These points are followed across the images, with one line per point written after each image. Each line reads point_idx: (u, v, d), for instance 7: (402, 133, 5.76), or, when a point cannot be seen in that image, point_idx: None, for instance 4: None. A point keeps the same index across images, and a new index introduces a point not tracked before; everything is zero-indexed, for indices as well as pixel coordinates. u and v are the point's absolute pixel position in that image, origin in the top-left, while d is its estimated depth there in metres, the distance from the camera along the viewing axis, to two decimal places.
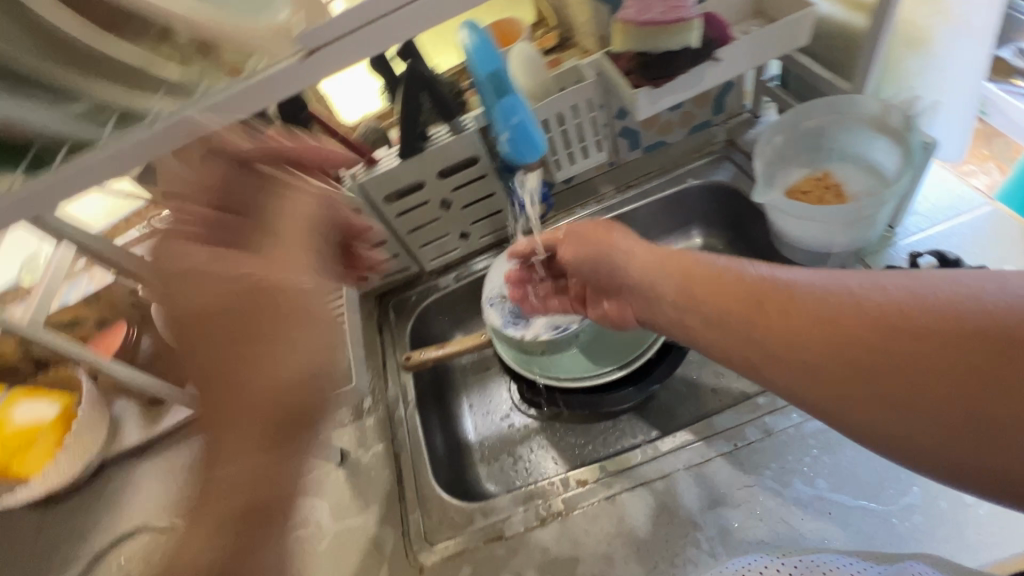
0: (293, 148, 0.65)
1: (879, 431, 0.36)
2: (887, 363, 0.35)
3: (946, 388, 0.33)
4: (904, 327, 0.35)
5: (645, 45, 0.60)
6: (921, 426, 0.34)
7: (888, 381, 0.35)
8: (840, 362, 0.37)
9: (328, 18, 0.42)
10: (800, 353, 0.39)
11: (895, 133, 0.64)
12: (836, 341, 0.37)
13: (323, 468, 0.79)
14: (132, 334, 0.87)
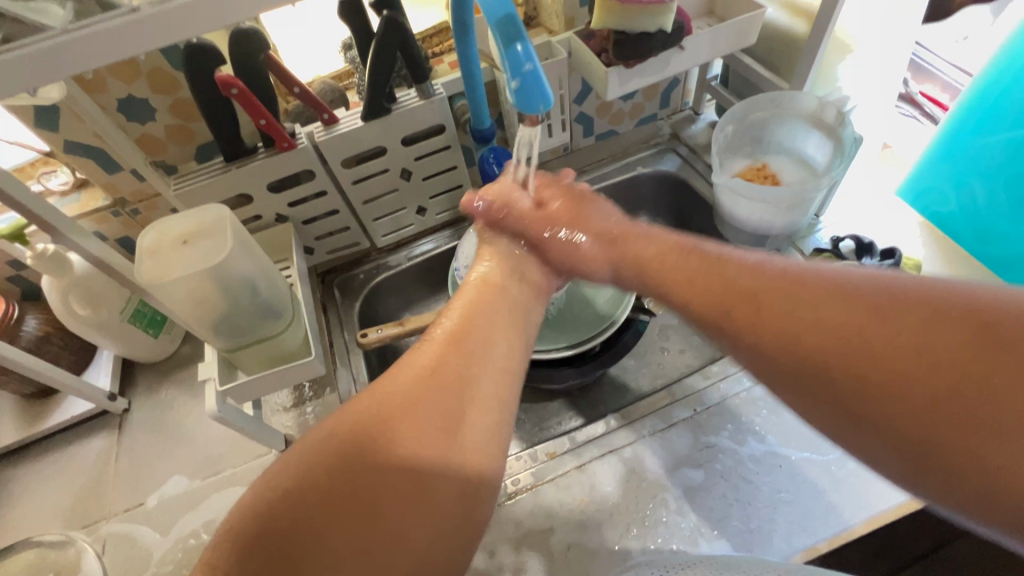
0: (247, 93, 0.58)
1: (860, 425, 0.35)
2: (867, 346, 0.35)
3: (923, 388, 0.32)
4: (908, 340, 0.34)
5: (623, 23, 0.63)
6: (889, 416, 0.33)
7: (884, 368, 0.34)
8: (809, 342, 0.37)
9: None
10: (789, 339, 0.38)
11: (829, 129, 0.72)
12: (822, 335, 0.36)
13: (261, 457, 0.70)
14: (13, 311, 0.72)
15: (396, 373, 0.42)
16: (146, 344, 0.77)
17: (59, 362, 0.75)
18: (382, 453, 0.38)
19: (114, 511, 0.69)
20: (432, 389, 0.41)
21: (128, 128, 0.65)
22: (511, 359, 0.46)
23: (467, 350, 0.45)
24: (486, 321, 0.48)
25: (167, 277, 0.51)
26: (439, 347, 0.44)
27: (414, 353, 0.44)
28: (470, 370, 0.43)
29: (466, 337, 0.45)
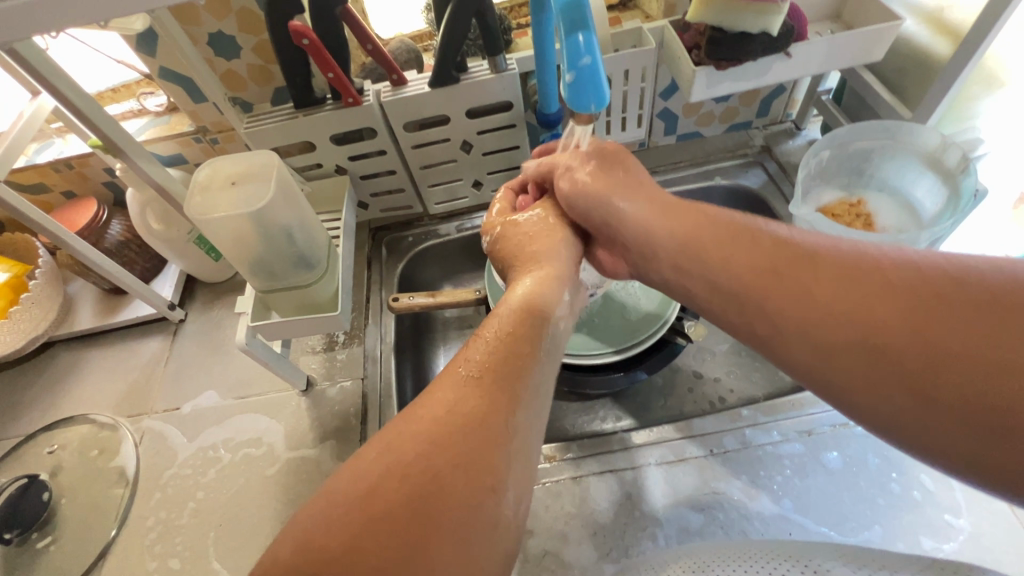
0: (318, 45, 0.58)
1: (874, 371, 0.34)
2: (894, 286, 0.35)
3: (934, 325, 0.33)
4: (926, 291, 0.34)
5: (721, 20, 0.56)
6: (908, 357, 0.33)
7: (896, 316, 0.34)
8: (852, 320, 0.36)
9: None
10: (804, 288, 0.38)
11: (947, 173, 0.62)
12: (846, 285, 0.37)
13: (284, 392, 0.75)
14: (102, 214, 0.80)
15: (414, 427, 0.34)
16: (207, 265, 0.84)
17: (133, 266, 0.83)
18: (400, 529, 0.30)
19: (155, 409, 0.76)
20: (461, 450, 0.33)
21: (215, 61, 0.68)
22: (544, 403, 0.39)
23: (494, 390, 0.37)
24: (524, 360, 0.39)
25: (210, 213, 0.54)
26: (461, 386, 0.37)
27: (428, 397, 0.37)
28: (496, 422, 0.35)
29: (499, 375, 0.37)
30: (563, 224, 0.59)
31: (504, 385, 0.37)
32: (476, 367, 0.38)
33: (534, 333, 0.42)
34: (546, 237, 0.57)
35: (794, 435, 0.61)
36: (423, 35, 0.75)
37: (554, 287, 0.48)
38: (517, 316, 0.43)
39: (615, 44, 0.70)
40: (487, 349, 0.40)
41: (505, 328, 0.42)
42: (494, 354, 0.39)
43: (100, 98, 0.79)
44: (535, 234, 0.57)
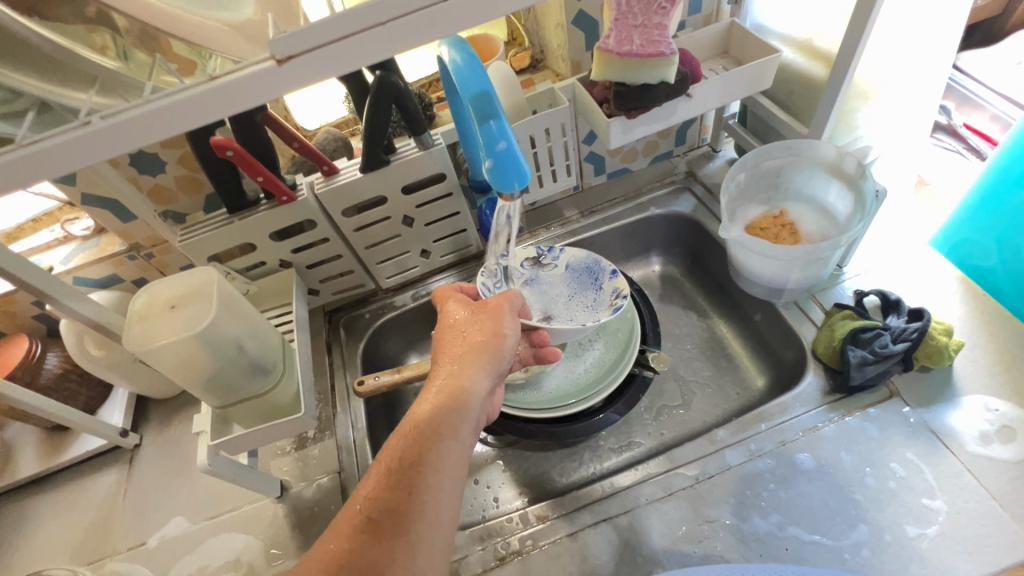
0: (243, 154, 0.59)
1: None
2: None
3: None
4: None
5: (623, 75, 0.60)
6: None
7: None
8: None
9: (290, 22, 0.37)
10: None
11: (849, 178, 0.67)
12: None
13: (258, 503, 0.71)
14: (35, 349, 0.76)
15: (310, 566, 0.39)
16: (158, 381, 0.80)
17: (77, 398, 0.78)
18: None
19: (118, 549, 0.71)
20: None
21: (139, 179, 0.68)
22: (442, 536, 0.41)
23: (388, 537, 0.39)
24: (414, 495, 0.42)
25: (154, 343, 0.52)
26: (349, 540, 0.39)
27: (325, 545, 0.40)
28: (385, 566, 0.38)
29: (387, 524, 0.40)
30: (472, 327, 0.57)
31: (395, 530, 0.40)
32: (367, 515, 0.41)
33: (432, 458, 0.44)
34: (456, 343, 0.55)
35: (770, 447, 0.62)
36: (349, 120, 0.77)
37: (454, 400, 0.48)
38: (414, 434, 0.45)
39: (531, 105, 0.74)
40: (379, 492, 0.42)
41: (399, 456, 0.44)
42: (385, 495, 0.41)
43: (21, 231, 0.77)
44: (465, 336, 0.56)
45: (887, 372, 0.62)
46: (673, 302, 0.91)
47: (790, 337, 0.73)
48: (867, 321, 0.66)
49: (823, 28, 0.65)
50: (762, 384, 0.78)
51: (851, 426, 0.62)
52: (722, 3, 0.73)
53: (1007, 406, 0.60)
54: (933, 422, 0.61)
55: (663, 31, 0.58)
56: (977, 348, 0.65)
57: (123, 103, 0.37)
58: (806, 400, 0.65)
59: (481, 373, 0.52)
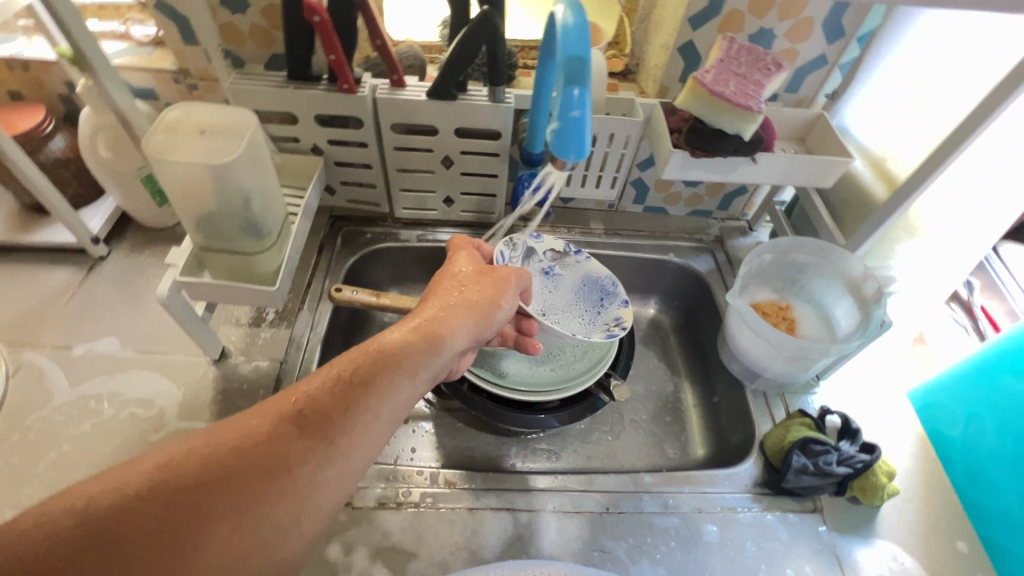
0: (327, 26, 0.59)
1: None
2: None
3: None
4: None
5: (705, 113, 0.61)
6: None
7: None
8: None
9: None
10: None
11: (863, 300, 0.69)
12: None
13: (193, 357, 0.70)
14: (47, 124, 0.74)
15: (228, 429, 0.39)
16: (148, 207, 0.79)
17: (65, 187, 0.77)
18: (163, 512, 0.34)
19: (43, 342, 0.70)
20: (253, 469, 0.37)
21: (218, 9, 0.67)
22: (360, 460, 0.41)
23: (309, 439, 0.39)
24: (350, 412, 0.41)
25: (169, 155, 0.51)
26: (274, 423, 0.39)
27: (248, 419, 0.40)
28: (297, 462, 0.38)
29: (314, 425, 0.40)
30: (472, 285, 0.56)
31: (320, 434, 0.40)
32: (300, 409, 0.40)
33: (383, 385, 0.43)
34: (451, 292, 0.55)
35: (685, 509, 0.63)
36: (435, 47, 0.77)
37: (427, 342, 0.47)
38: (375, 355, 0.44)
39: (607, 107, 0.74)
40: (320, 393, 0.41)
41: (353, 369, 0.43)
42: (324, 398, 0.41)
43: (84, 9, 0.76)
44: (461, 292, 0.55)
45: (818, 487, 0.63)
46: (651, 347, 0.92)
47: (745, 421, 0.74)
48: (821, 435, 0.66)
49: (901, 153, 0.66)
50: (700, 455, 0.79)
51: (766, 521, 0.63)
52: (819, 93, 0.74)
53: (912, 564, 0.62)
54: (841, 549, 0.62)
55: (759, 89, 0.59)
56: (908, 503, 0.66)
57: None
58: (736, 482, 0.66)
59: (462, 331, 0.51)
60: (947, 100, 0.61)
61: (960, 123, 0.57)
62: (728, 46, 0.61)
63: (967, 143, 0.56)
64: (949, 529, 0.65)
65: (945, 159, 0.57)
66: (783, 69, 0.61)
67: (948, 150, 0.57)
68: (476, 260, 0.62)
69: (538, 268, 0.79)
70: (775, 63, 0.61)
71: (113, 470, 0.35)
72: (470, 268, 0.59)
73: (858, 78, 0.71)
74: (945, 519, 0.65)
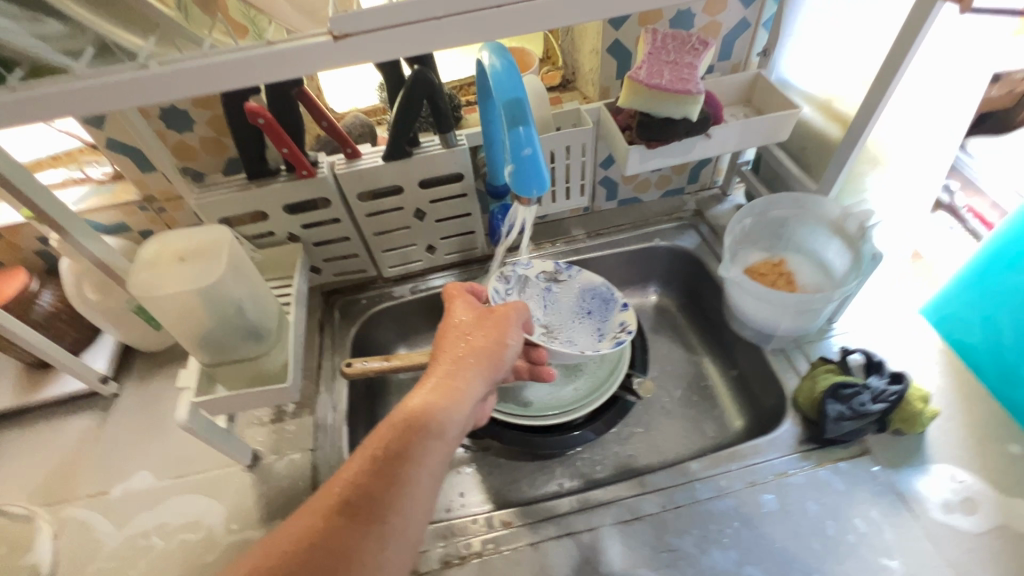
0: (272, 124, 0.61)
1: None
2: None
3: None
4: None
5: (649, 107, 0.62)
6: None
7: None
8: None
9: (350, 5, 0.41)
10: None
11: (850, 238, 0.70)
12: None
13: (227, 469, 0.71)
14: (31, 284, 0.76)
15: (283, 537, 0.40)
16: (146, 334, 0.80)
17: (64, 339, 0.78)
18: None
19: (80, 495, 0.70)
20: (316, 567, 0.38)
21: (166, 133, 0.69)
22: (413, 530, 0.43)
23: (360, 524, 0.41)
24: (391, 489, 0.43)
25: (157, 291, 0.52)
26: (323, 518, 0.41)
27: (299, 520, 0.41)
28: (354, 549, 0.40)
29: (361, 510, 0.41)
30: (474, 330, 0.57)
31: (368, 518, 0.41)
32: (344, 498, 0.42)
33: (416, 455, 0.44)
34: (457, 342, 0.56)
35: (738, 486, 0.63)
36: (378, 109, 0.79)
37: (446, 401, 0.49)
38: (401, 429, 0.46)
39: (556, 122, 0.76)
40: (359, 478, 0.43)
41: (385, 448, 0.44)
42: (365, 482, 0.42)
43: (38, 166, 0.77)
44: (468, 340, 0.56)
45: (860, 430, 0.64)
46: (663, 333, 0.92)
47: (772, 382, 0.74)
48: (848, 377, 0.67)
49: (844, 91, 0.68)
50: (739, 426, 0.79)
51: (820, 476, 0.64)
52: (751, 54, 0.76)
53: (972, 480, 0.62)
54: (900, 484, 0.62)
55: (693, 70, 0.61)
56: (950, 420, 0.66)
57: (179, 54, 0.41)
58: (780, 446, 0.66)
59: (477, 379, 0.52)
60: (872, 26, 0.62)
61: (890, 49, 0.58)
62: (652, 39, 0.63)
63: (904, 64, 0.57)
64: (997, 434, 0.65)
65: (886, 86, 0.59)
66: (710, 46, 0.62)
67: (886, 78, 0.59)
68: (473, 303, 0.63)
69: (535, 294, 0.80)
70: (701, 41, 0.63)
71: None
72: (471, 313, 0.60)
73: (784, 31, 0.73)
74: (990, 426, 0.66)
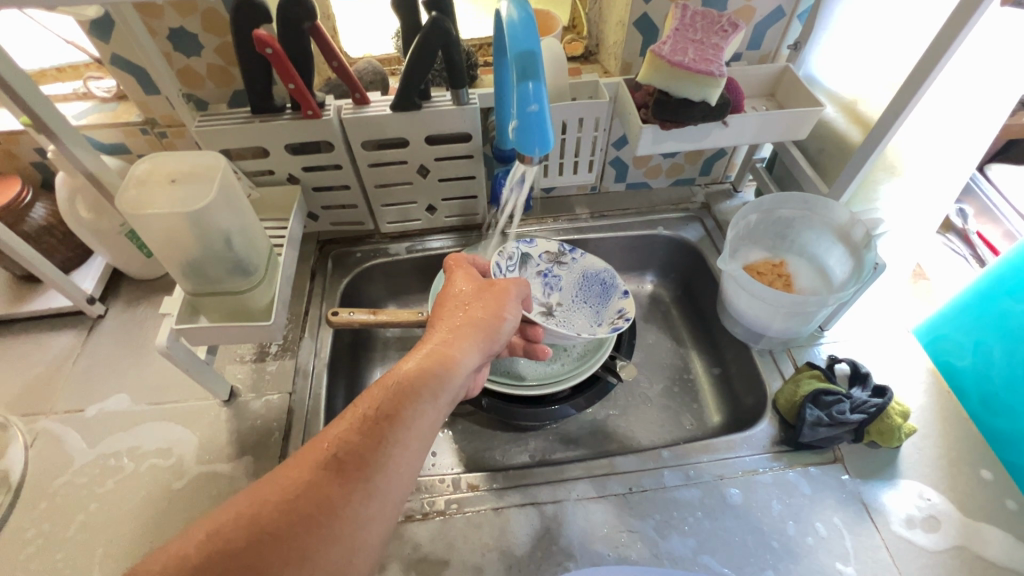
0: (280, 57, 0.59)
1: None
2: None
3: None
4: None
5: (668, 85, 0.61)
6: None
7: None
8: None
9: None
10: None
11: (854, 246, 0.69)
12: None
13: (204, 402, 0.71)
14: (25, 195, 0.75)
15: (268, 487, 0.39)
16: (137, 260, 0.79)
17: (54, 254, 0.78)
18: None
19: (55, 409, 0.71)
20: (299, 520, 0.37)
21: (173, 55, 0.67)
22: (398, 491, 0.42)
23: (347, 480, 0.40)
24: (381, 448, 0.41)
25: (145, 210, 0.51)
26: (309, 473, 0.39)
27: (286, 472, 0.40)
28: (339, 505, 0.39)
29: (348, 467, 0.40)
30: (474, 303, 0.56)
31: (356, 474, 0.40)
32: (332, 454, 0.40)
33: (407, 416, 0.43)
34: (456, 312, 0.55)
35: (706, 478, 0.64)
36: (393, 58, 0.77)
37: (442, 366, 0.47)
38: (394, 390, 0.44)
39: (572, 92, 0.74)
40: (348, 436, 0.41)
41: (376, 408, 0.43)
42: (354, 439, 0.41)
43: (42, 76, 0.76)
44: (466, 312, 0.55)
45: (836, 437, 0.64)
46: (654, 322, 0.92)
47: (755, 382, 0.74)
48: (831, 384, 0.67)
49: (870, 94, 0.66)
50: (716, 422, 0.80)
51: (788, 477, 0.64)
52: (782, 46, 0.73)
53: (939, 499, 0.62)
54: (866, 494, 0.62)
55: (718, 52, 0.59)
56: (927, 439, 0.66)
57: None
58: (753, 444, 0.66)
59: (473, 349, 0.51)
60: (909, 28, 0.60)
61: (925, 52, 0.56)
62: (681, 15, 0.61)
63: (934, 72, 0.55)
64: (971, 458, 0.65)
65: (913, 94, 0.57)
66: (740, 29, 0.60)
67: (916, 82, 0.57)
68: (473, 277, 0.62)
69: (535, 273, 0.79)
70: (731, 23, 0.60)
71: (169, 547, 0.37)
72: (469, 285, 0.60)
73: (819, 25, 0.70)
74: (966, 449, 0.65)
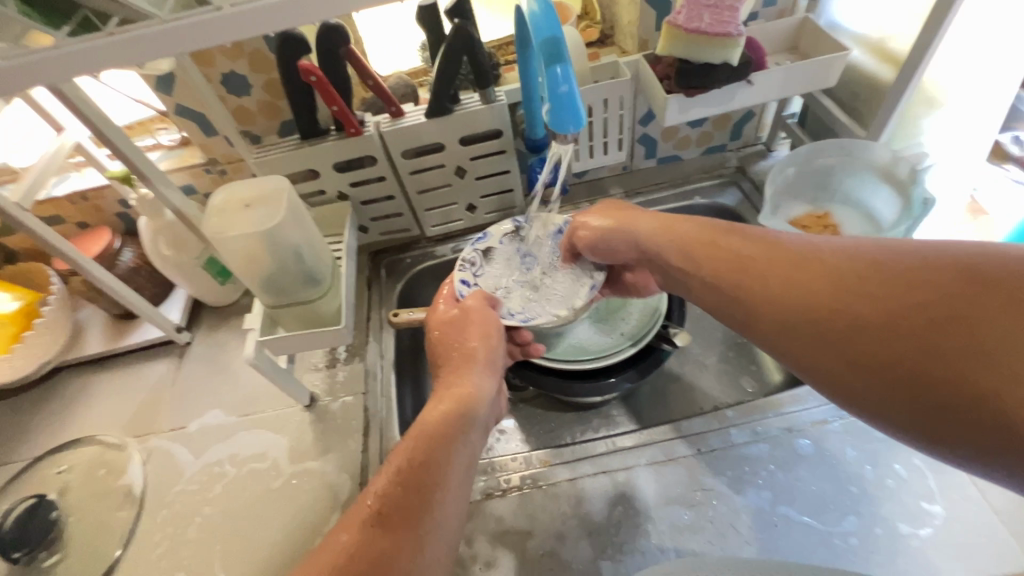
0: (323, 81, 0.64)
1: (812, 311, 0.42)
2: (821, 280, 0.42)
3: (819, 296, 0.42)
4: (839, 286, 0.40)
5: (688, 53, 0.62)
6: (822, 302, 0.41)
7: (800, 290, 0.42)
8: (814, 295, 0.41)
9: None
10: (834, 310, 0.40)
11: (900, 184, 0.68)
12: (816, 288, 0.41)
13: (288, 409, 0.77)
14: (114, 242, 0.84)
15: (321, 556, 0.41)
16: (213, 289, 0.87)
17: (143, 291, 0.87)
18: None
19: (162, 428, 0.79)
20: None
21: (227, 97, 0.74)
22: (450, 528, 0.45)
23: (398, 530, 0.42)
24: (427, 491, 0.45)
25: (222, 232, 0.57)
26: (358, 535, 0.42)
27: (335, 539, 0.42)
28: (394, 556, 0.41)
29: (395, 517, 0.43)
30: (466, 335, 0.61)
31: (405, 523, 0.43)
32: (377, 510, 0.43)
33: (441, 457, 0.47)
34: (450, 353, 0.60)
35: (775, 433, 0.64)
36: (420, 70, 0.82)
37: (459, 407, 0.52)
38: (422, 440, 0.48)
39: (594, 76, 0.76)
40: (388, 489, 0.45)
41: (410, 459, 0.46)
42: (397, 490, 0.44)
43: None
44: (460, 349, 0.60)
45: None
46: None
47: None
48: None
49: (899, 29, 0.65)
50: (778, 380, 0.80)
51: (860, 424, 0.63)
52: None
53: None
54: None
55: (734, 12, 0.60)
56: None
57: None
58: (819, 395, 0.66)
59: (483, 384, 0.57)
60: None
61: None
62: None
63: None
64: None
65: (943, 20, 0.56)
66: None
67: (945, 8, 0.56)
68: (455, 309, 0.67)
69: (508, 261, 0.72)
70: None
71: None
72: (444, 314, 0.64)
73: None
74: None
